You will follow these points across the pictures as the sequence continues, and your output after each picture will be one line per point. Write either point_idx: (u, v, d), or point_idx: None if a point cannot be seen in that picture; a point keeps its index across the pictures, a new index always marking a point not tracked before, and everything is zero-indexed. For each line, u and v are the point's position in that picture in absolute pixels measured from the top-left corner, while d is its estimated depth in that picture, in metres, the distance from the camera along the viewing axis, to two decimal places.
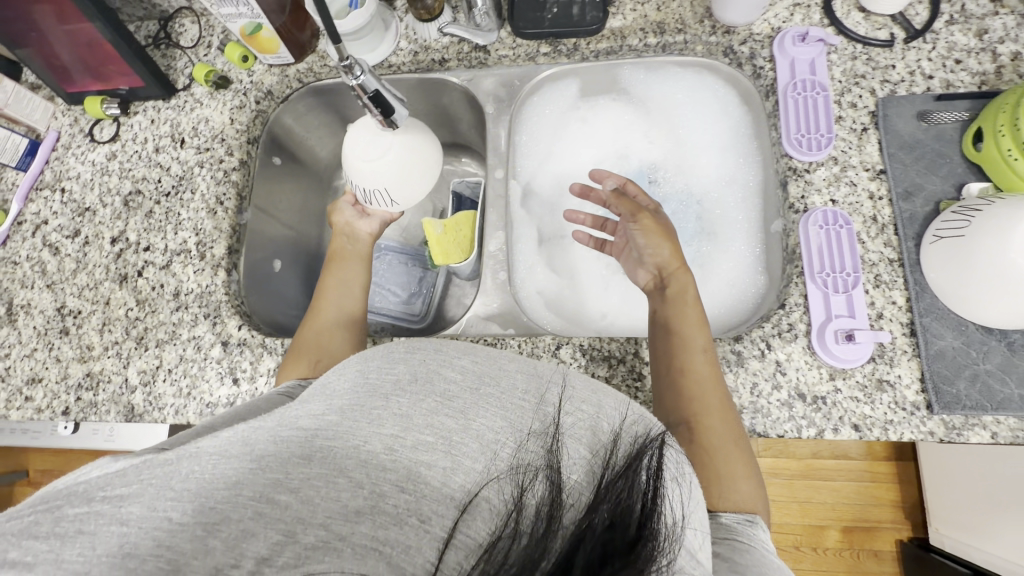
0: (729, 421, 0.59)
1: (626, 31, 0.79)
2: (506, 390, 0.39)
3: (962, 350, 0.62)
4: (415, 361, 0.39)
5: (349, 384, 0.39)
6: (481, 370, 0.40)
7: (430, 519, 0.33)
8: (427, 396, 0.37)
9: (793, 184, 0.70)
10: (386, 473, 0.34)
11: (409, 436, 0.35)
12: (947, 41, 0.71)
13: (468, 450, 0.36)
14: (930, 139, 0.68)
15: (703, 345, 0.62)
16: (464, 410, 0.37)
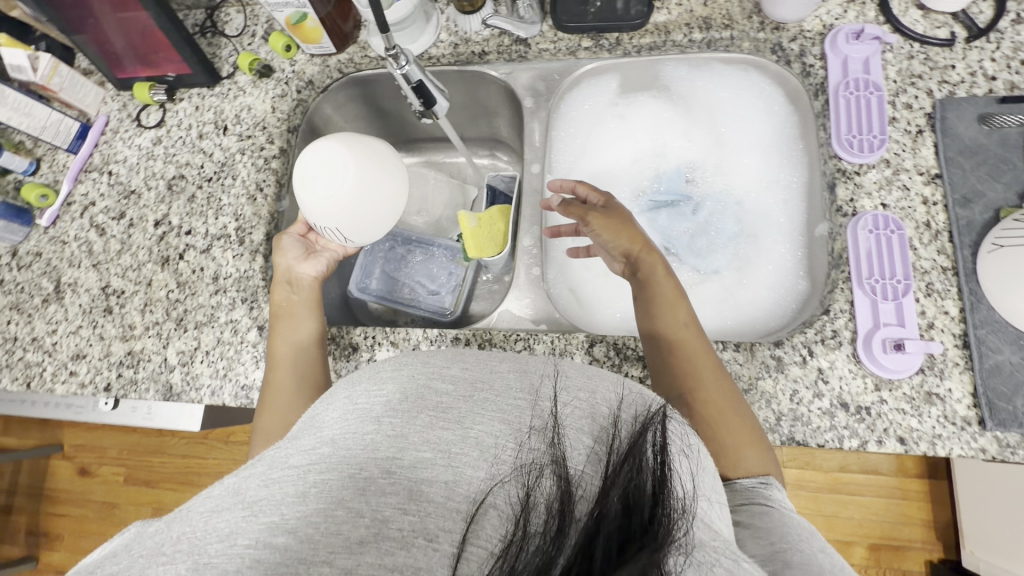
0: (721, 388, 0.59)
1: (671, 26, 0.77)
2: (501, 391, 0.40)
3: (1019, 366, 0.59)
4: (405, 384, 0.40)
5: (335, 414, 0.40)
6: (472, 376, 0.40)
7: (437, 536, 0.32)
8: (419, 413, 0.38)
9: (842, 186, 0.67)
10: (386, 497, 0.34)
11: (406, 456, 0.36)
12: (1012, 41, 0.68)
13: (470, 461, 0.36)
14: (991, 144, 0.65)
15: (685, 322, 0.65)
16: (459, 420, 0.38)
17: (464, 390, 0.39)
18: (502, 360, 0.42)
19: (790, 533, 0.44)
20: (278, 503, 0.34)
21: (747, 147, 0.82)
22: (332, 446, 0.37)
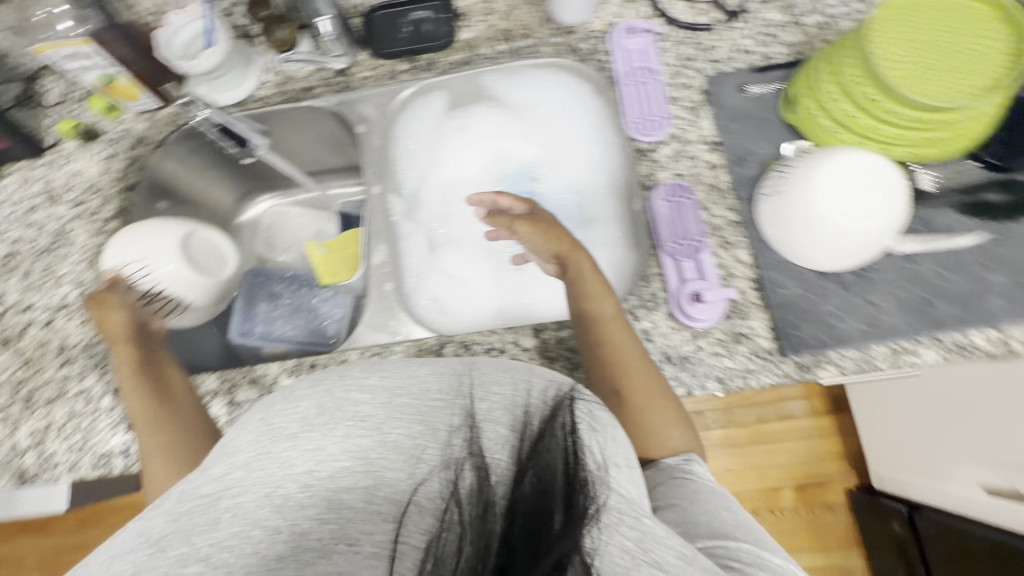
0: (651, 379, 0.63)
1: (478, 41, 0.84)
2: (416, 396, 0.45)
3: (803, 295, 0.67)
4: (321, 400, 0.45)
5: (249, 436, 0.44)
6: (389, 384, 0.46)
7: (357, 540, 0.38)
8: (338, 424, 0.43)
9: (641, 164, 0.75)
10: (304, 510, 0.40)
11: (323, 468, 0.41)
12: (761, 18, 0.79)
13: (390, 465, 0.41)
14: (756, 108, 0.74)
15: (612, 314, 0.65)
16: (377, 427, 0.43)
17: (372, 397, 0.45)
18: (420, 365, 0.48)
19: (701, 500, 0.52)
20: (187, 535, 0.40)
21: (577, 140, 0.87)
22: (246, 470, 0.42)
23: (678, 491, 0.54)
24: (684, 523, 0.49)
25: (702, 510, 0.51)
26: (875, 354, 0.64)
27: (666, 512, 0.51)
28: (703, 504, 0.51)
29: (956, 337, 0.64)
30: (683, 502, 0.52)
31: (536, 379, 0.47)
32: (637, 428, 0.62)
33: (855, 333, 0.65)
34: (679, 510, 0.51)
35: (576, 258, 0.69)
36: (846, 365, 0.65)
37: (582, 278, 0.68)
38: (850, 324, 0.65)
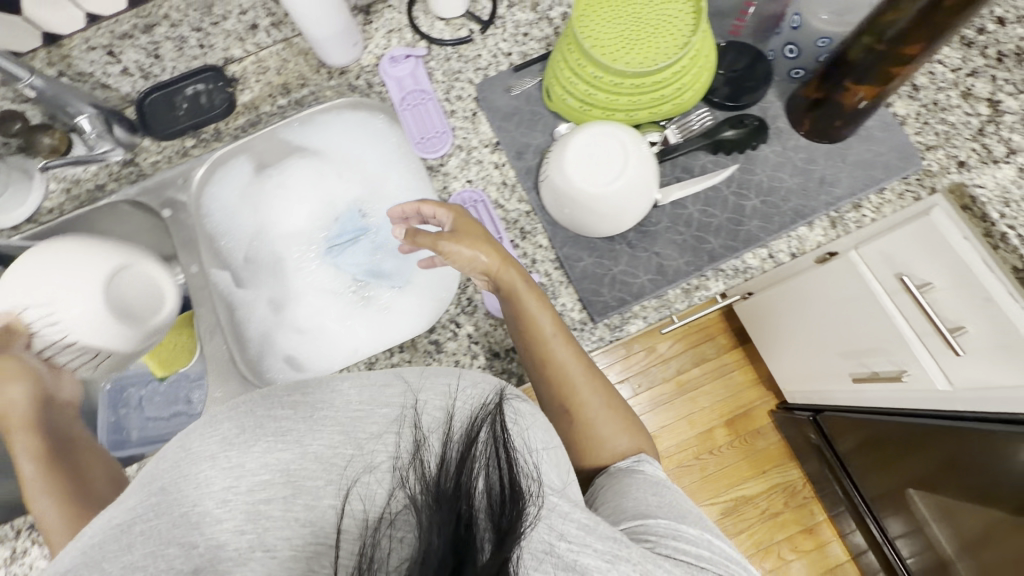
0: (595, 384, 0.66)
1: (259, 100, 0.86)
2: (337, 409, 0.49)
3: (599, 263, 0.72)
4: (240, 420, 0.48)
5: (166, 463, 0.46)
6: (306, 404, 0.49)
7: (274, 546, 0.42)
8: (260, 438, 0.46)
9: (435, 180, 0.78)
10: (220, 525, 0.43)
11: (241, 484, 0.44)
12: (512, 20, 0.84)
13: (312, 476, 0.45)
14: (524, 104, 0.79)
15: (551, 326, 0.64)
16: (299, 439, 0.47)
17: (304, 414, 0.48)
18: (345, 382, 0.51)
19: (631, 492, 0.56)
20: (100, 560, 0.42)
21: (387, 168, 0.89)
22: (165, 491, 0.45)
23: (615, 487, 0.58)
24: (618, 514, 0.53)
25: (635, 499, 0.54)
26: (671, 298, 0.71)
27: (603, 507, 0.55)
28: (637, 492, 0.55)
29: (732, 263, 0.71)
30: (613, 498, 0.56)
31: (466, 381, 0.51)
32: (586, 433, 0.65)
33: (648, 284, 0.70)
34: (613, 501, 0.55)
35: (513, 278, 0.64)
36: (650, 315, 0.70)
37: (517, 294, 0.64)
38: (643, 277, 0.71)
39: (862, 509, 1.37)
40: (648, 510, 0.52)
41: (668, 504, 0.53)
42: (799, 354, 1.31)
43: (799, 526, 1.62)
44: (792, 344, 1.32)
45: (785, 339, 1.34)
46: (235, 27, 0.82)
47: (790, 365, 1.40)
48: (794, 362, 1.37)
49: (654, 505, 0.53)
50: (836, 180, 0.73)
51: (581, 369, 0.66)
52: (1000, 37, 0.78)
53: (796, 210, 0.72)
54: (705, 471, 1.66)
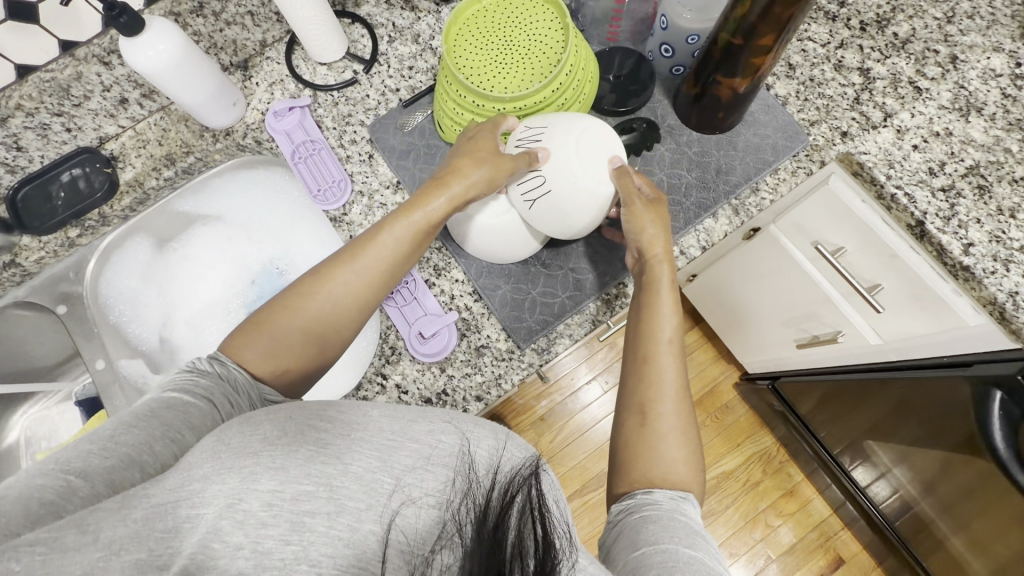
0: (680, 408, 0.56)
1: (142, 176, 0.81)
2: (375, 432, 0.48)
3: (517, 289, 0.71)
4: (283, 423, 0.47)
5: (205, 451, 0.44)
6: (347, 421, 0.49)
7: (320, 560, 0.41)
8: (302, 446, 0.45)
9: (341, 231, 0.76)
10: (269, 528, 0.41)
11: (287, 490, 0.43)
12: (396, 56, 0.83)
13: (351, 495, 0.44)
14: (418, 139, 0.78)
15: (669, 333, 0.59)
16: (340, 455, 0.46)
17: (346, 430, 0.47)
18: (374, 406, 0.51)
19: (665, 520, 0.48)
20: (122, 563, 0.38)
21: (294, 221, 0.89)
22: (206, 481, 0.42)
23: (643, 529, 0.47)
24: (640, 566, 0.44)
25: (663, 554, 0.44)
26: (592, 310, 0.71)
27: (623, 550, 0.47)
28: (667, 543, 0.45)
29: None
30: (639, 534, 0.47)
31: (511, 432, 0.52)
32: (648, 444, 0.54)
33: (568, 302, 0.70)
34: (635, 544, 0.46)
35: (659, 268, 0.63)
36: (575, 331, 0.71)
37: (657, 272, 0.63)
38: (562, 295, 0.71)
39: (833, 464, 1.41)
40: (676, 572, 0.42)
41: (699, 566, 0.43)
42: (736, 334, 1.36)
43: (780, 490, 1.65)
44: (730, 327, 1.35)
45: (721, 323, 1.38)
46: (102, 105, 0.75)
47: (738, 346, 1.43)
48: (737, 343, 1.41)
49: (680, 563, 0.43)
50: (730, 169, 0.75)
51: (676, 385, 0.57)
52: (861, 7, 0.81)
53: (697, 203, 0.74)
54: None
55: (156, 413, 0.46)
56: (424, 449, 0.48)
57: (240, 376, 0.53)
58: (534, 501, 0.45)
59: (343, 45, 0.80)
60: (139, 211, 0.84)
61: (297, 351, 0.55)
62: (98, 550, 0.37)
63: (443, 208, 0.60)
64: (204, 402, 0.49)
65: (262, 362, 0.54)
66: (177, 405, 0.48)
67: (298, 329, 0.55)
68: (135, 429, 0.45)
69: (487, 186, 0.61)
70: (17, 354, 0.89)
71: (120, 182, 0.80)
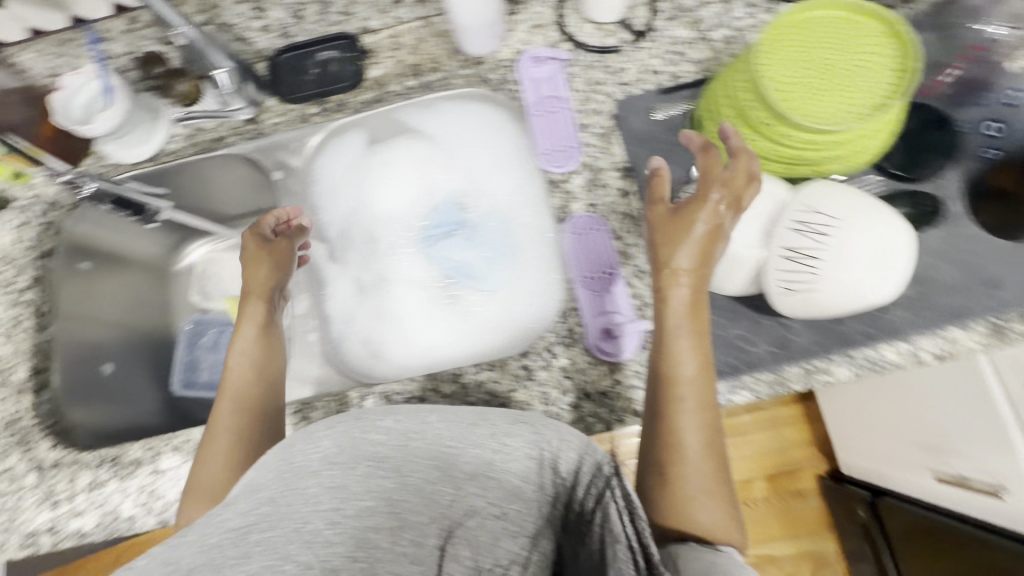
0: (704, 450, 0.53)
1: (387, 78, 0.83)
2: (434, 438, 0.56)
3: (717, 322, 0.66)
4: (336, 439, 0.55)
5: (272, 473, 0.52)
6: (449, 432, 0.56)
7: (387, 574, 0.50)
8: (360, 463, 0.53)
9: (555, 196, 0.74)
10: (333, 546, 0.49)
11: (347, 507, 0.51)
12: (668, 37, 0.77)
13: (414, 511, 0.53)
14: (665, 131, 0.73)
15: (690, 374, 0.54)
16: (395, 466, 0.54)
17: (416, 436, 0.56)
18: (431, 415, 0.58)
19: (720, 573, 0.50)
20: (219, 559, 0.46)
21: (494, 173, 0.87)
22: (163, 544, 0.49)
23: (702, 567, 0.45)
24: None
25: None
26: (789, 375, 0.65)
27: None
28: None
29: (865, 352, 0.64)
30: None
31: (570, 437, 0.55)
32: (677, 491, 0.52)
33: (767, 356, 0.65)
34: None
35: (676, 321, 0.55)
36: (762, 389, 0.65)
37: (670, 307, 0.55)
38: (763, 347, 0.65)
39: None
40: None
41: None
42: None
43: None
44: None
45: None
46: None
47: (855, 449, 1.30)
48: (858, 446, 1.28)
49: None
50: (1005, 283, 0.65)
51: (702, 441, 0.53)
52: None
53: (952, 307, 0.64)
54: None
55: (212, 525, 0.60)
56: (486, 452, 0.55)
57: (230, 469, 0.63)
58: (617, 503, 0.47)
59: (620, 10, 0.77)
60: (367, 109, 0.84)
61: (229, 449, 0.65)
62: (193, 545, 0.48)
63: (253, 330, 0.73)
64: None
65: (206, 499, 0.62)
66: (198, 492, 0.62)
67: (219, 433, 0.66)
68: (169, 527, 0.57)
69: (270, 314, 0.75)
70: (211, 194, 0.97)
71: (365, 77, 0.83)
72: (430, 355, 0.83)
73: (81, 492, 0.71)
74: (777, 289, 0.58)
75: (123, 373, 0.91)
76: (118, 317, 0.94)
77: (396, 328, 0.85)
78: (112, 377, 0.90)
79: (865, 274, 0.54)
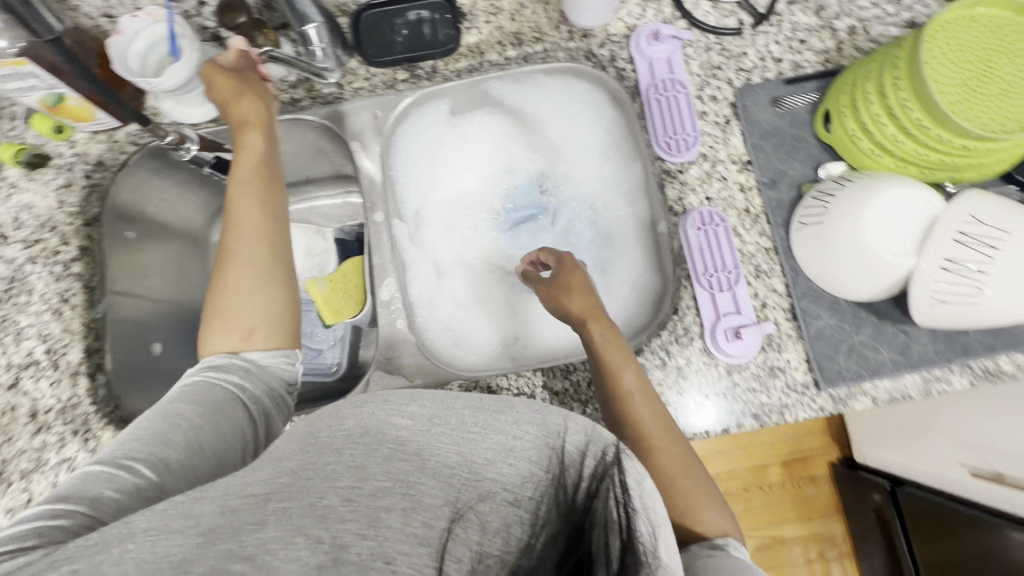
0: (680, 466, 0.55)
1: (484, 45, 0.75)
2: (457, 425, 0.45)
3: (839, 327, 0.65)
4: (363, 420, 0.45)
5: (295, 446, 0.44)
6: (486, 411, 0.46)
7: (395, 559, 0.37)
8: (379, 446, 0.43)
9: (670, 187, 0.70)
10: (346, 524, 0.38)
11: (365, 485, 0.40)
12: (790, 23, 0.73)
13: (428, 491, 0.41)
14: (788, 125, 0.70)
15: (632, 384, 0.60)
16: (418, 451, 0.43)
17: (505, 414, 0.46)
18: (458, 401, 0.47)
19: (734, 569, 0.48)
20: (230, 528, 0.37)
21: (584, 157, 0.84)
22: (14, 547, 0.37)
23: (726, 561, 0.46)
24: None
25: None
26: (908, 383, 0.64)
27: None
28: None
29: (984, 363, 0.64)
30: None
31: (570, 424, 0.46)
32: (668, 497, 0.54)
33: (889, 363, 0.64)
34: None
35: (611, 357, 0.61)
36: (880, 396, 0.64)
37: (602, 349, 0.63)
38: (884, 354, 0.64)
39: None
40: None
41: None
42: (889, 442, 1.25)
43: None
44: (887, 432, 1.24)
45: (880, 423, 1.27)
46: None
47: (873, 447, 1.33)
48: (878, 448, 1.30)
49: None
50: None
51: (667, 433, 0.57)
52: None
53: None
54: (749, 504, 1.61)
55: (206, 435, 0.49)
56: (506, 440, 0.45)
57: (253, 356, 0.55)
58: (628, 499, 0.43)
59: None
60: (458, 77, 0.78)
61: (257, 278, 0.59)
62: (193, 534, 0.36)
63: (255, 151, 0.64)
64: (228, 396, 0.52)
65: (237, 336, 0.56)
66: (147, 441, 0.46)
67: (244, 270, 0.58)
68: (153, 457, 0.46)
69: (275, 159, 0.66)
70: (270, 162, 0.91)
71: (461, 42, 0.74)
72: (518, 347, 0.79)
73: None
74: (928, 300, 0.56)
75: (170, 353, 0.85)
76: (161, 293, 0.86)
77: (480, 317, 0.81)
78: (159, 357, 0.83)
79: (1003, 292, 0.53)
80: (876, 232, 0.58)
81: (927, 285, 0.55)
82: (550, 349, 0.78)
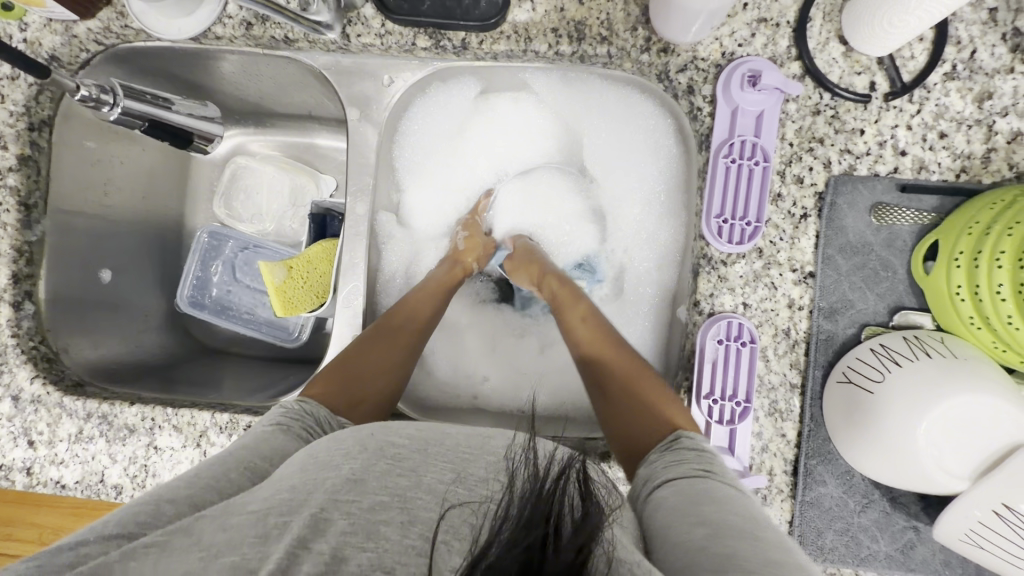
0: (624, 374, 0.55)
1: (533, 29, 0.57)
2: (449, 446, 0.41)
3: (840, 501, 0.54)
4: (361, 438, 0.41)
5: (288, 471, 0.40)
6: (463, 473, 0.39)
7: (392, 569, 0.34)
8: (378, 460, 0.39)
9: (704, 277, 0.57)
10: (347, 537, 0.35)
11: (365, 499, 0.37)
12: (937, 105, 0.54)
13: (424, 506, 0.37)
14: (879, 245, 0.55)
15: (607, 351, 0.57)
16: (413, 468, 0.39)
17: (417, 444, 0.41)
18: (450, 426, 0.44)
19: (730, 517, 0.38)
20: (239, 544, 0.35)
21: (621, 198, 0.69)
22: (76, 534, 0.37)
23: (678, 495, 0.41)
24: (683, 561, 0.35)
25: (710, 522, 0.37)
26: None
27: (662, 555, 0.37)
28: (714, 513, 0.38)
29: None
30: (692, 508, 0.39)
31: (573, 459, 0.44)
32: (616, 400, 0.53)
33: (883, 558, 0.54)
34: (670, 547, 0.37)
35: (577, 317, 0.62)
36: None
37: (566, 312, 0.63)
38: (881, 546, 0.54)
39: None
40: (733, 561, 0.34)
41: (738, 530, 0.37)
42: None
43: None
44: None
45: None
46: None
47: None
48: None
49: (736, 546, 0.35)
50: None
51: (628, 357, 0.56)
52: None
53: None
54: None
55: (270, 438, 0.45)
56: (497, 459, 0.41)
57: (325, 422, 0.49)
58: (590, 492, 0.39)
59: (890, 49, 0.53)
60: (493, 59, 0.62)
61: (396, 372, 0.58)
62: (198, 554, 0.35)
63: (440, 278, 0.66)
64: (296, 427, 0.47)
65: (373, 387, 0.56)
66: (235, 462, 0.42)
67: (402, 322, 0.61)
68: (213, 464, 0.41)
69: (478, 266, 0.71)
70: (270, 93, 0.76)
71: (508, 16, 0.57)
72: (484, 386, 0.70)
73: (62, 442, 0.62)
74: (959, 536, 0.48)
75: (123, 283, 0.76)
76: (127, 216, 0.77)
77: (452, 341, 0.72)
78: (115, 284, 0.75)
79: None
80: (917, 411, 0.48)
81: (966, 520, 0.47)
82: (515, 401, 0.69)
